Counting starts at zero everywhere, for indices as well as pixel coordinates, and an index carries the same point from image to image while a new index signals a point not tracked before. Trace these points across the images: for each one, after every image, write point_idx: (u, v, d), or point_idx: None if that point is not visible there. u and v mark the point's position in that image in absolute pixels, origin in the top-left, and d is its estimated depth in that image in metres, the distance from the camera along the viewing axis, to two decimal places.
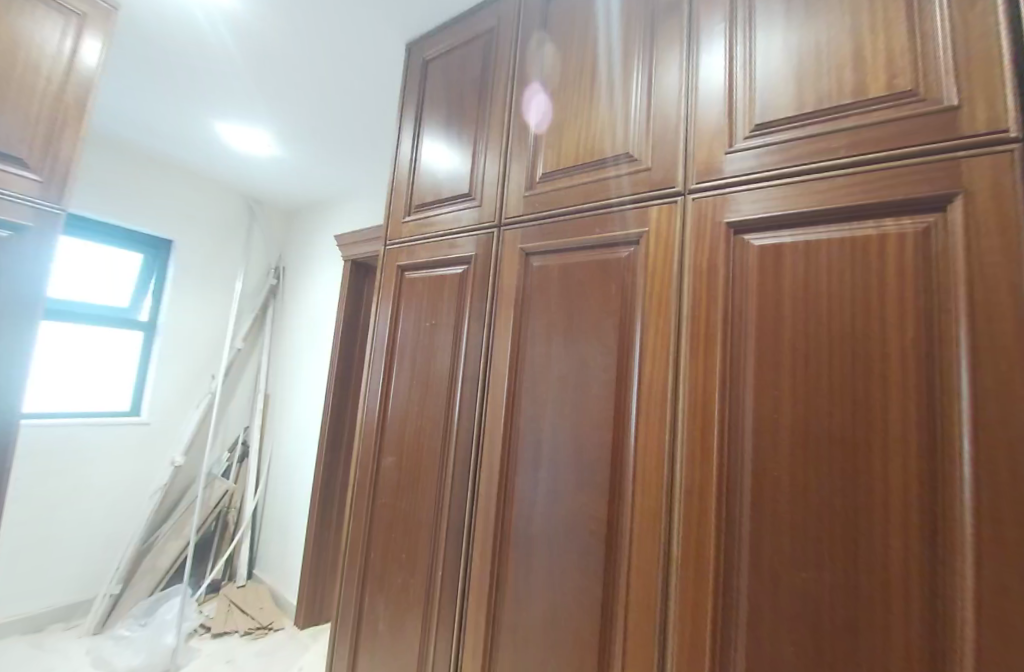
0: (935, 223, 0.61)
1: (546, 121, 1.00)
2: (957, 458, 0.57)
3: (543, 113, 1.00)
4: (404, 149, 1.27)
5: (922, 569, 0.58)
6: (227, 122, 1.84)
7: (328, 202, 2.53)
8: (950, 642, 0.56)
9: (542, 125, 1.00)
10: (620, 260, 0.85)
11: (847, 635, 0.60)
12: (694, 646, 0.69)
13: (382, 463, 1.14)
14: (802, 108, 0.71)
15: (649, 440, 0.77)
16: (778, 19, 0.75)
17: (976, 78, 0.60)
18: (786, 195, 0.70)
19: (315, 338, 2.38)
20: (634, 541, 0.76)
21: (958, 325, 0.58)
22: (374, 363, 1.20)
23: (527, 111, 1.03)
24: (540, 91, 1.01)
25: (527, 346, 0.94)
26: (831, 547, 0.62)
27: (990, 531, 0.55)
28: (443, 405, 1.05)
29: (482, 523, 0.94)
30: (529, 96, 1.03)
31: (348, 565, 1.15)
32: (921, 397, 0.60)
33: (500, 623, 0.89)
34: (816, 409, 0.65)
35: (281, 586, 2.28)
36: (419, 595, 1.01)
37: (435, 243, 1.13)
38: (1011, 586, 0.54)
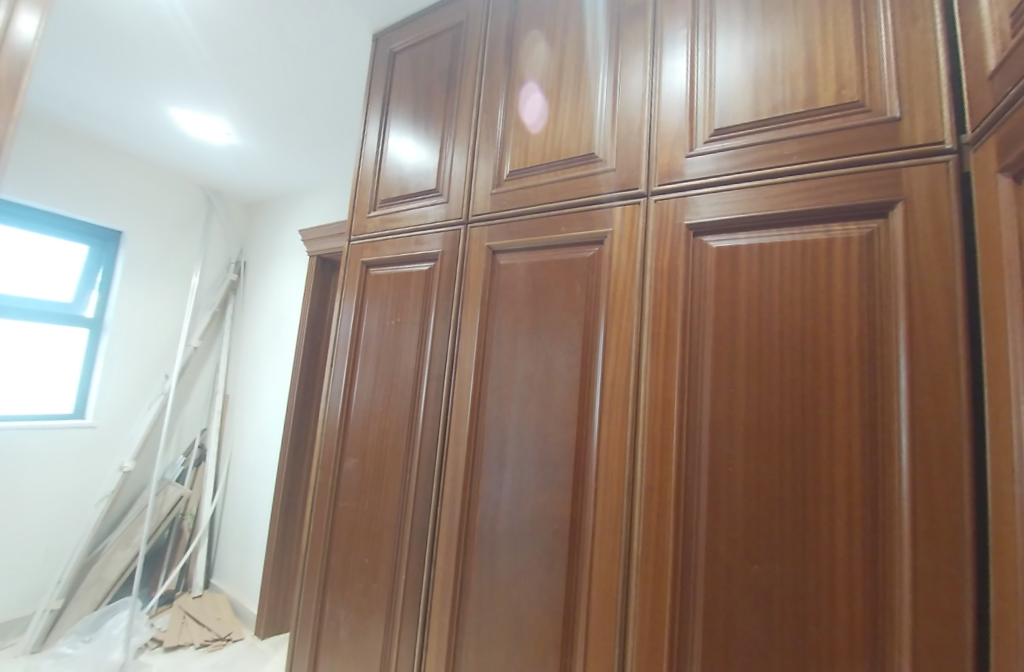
0: (878, 228, 0.65)
1: (543, 121, 0.96)
2: (895, 450, 0.60)
3: (540, 113, 0.97)
4: (370, 142, 1.25)
5: (864, 558, 0.61)
6: (185, 109, 1.77)
7: (292, 195, 2.47)
8: (889, 625, 0.59)
9: (539, 125, 0.96)
10: (586, 259, 0.86)
11: (795, 622, 0.63)
12: (653, 639, 0.71)
13: (345, 464, 1.11)
14: (758, 115, 0.74)
15: (612, 436, 0.78)
16: (738, 27, 0.78)
17: (916, 91, 0.64)
18: (743, 198, 0.73)
19: (278, 336, 2.31)
20: (596, 537, 0.78)
21: (898, 325, 0.62)
22: (337, 362, 1.17)
23: (524, 110, 0.99)
24: (536, 90, 0.98)
25: (493, 345, 0.94)
26: (781, 537, 0.65)
27: (925, 519, 0.58)
28: (407, 404, 1.03)
29: (447, 524, 0.93)
30: (525, 96, 0.99)
31: (308, 571, 1.12)
32: (864, 393, 0.63)
33: (464, 625, 0.88)
34: (767, 406, 0.68)
35: (240, 594, 2.20)
36: (382, 600, 0.99)
37: (401, 239, 1.12)
38: (943, 572, 0.57)
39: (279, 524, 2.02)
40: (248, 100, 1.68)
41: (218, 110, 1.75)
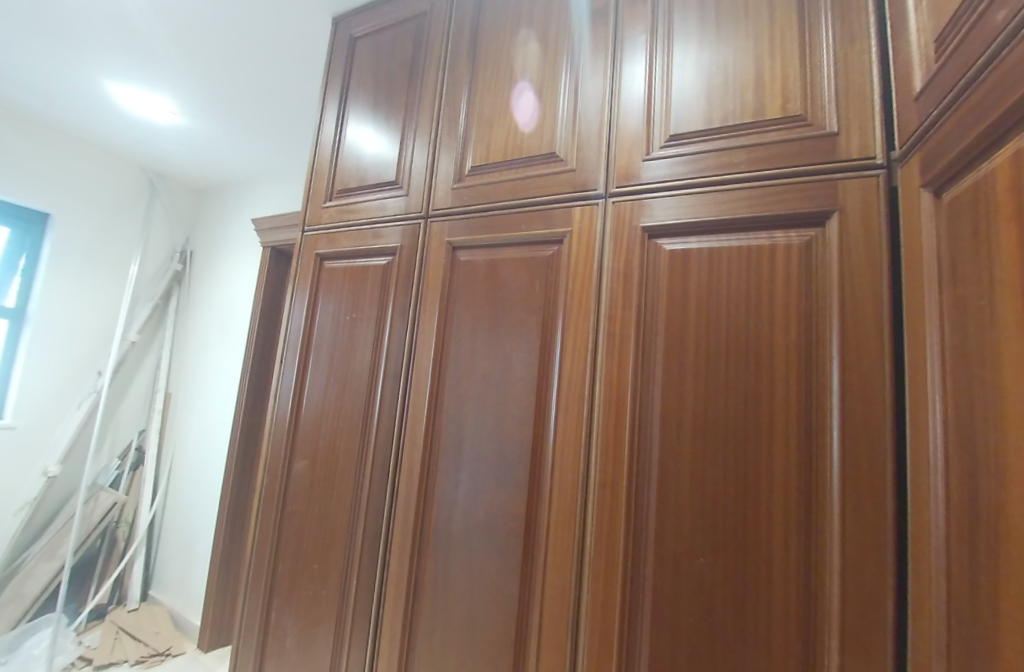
0: (816, 237, 0.69)
1: (535, 121, 0.93)
2: (828, 444, 0.64)
3: (532, 112, 0.94)
4: (328, 129, 1.22)
5: (798, 546, 0.64)
6: (125, 83, 1.66)
7: (244, 183, 2.36)
8: (820, 609, 0.62)
9: (531, 125, 0.93)
10: (545, 258, 0.87)
11: (736, 608, 0.66)
12: (604, 630, 0.73)
13: (294, 467, 1.08)
14: (710, 123, 0.77)
15: (568, 433, 0.80)
16: (694, 37, 0.81)
17: (852, 108, 0.69)
18: (695, 203, 0.76)
19: (226, 332, 2.20)
20: (550, 534, 0.79)
21: (831, 327, 0.66)
22: (287, 359, 1.13)
23: (517, 107, 0.95)
24: (528, 89, 0.95)
25: (452, 343, 0.94)
26: (724, 527, 0.68)
27: (853, 509, 0.62)
28: (362, 401, 1.01)
29: (401, 527, 0.92)
30: (517, 93, 0.96)
31: (253, 580, 1.08)
32: (800, 391, 0.67)
33: (417, 630, 0.87)
34: (714, 402, 0.71)
35: (181, 607, 2.08)
36: (331, 607, 0.96)
37: (358, 232, 1.10)
38: (869, 558, 0.61)
39: (225, 533, 1.91)
40: (196, 78, 1.59)
41: (160, 87, 1.66)
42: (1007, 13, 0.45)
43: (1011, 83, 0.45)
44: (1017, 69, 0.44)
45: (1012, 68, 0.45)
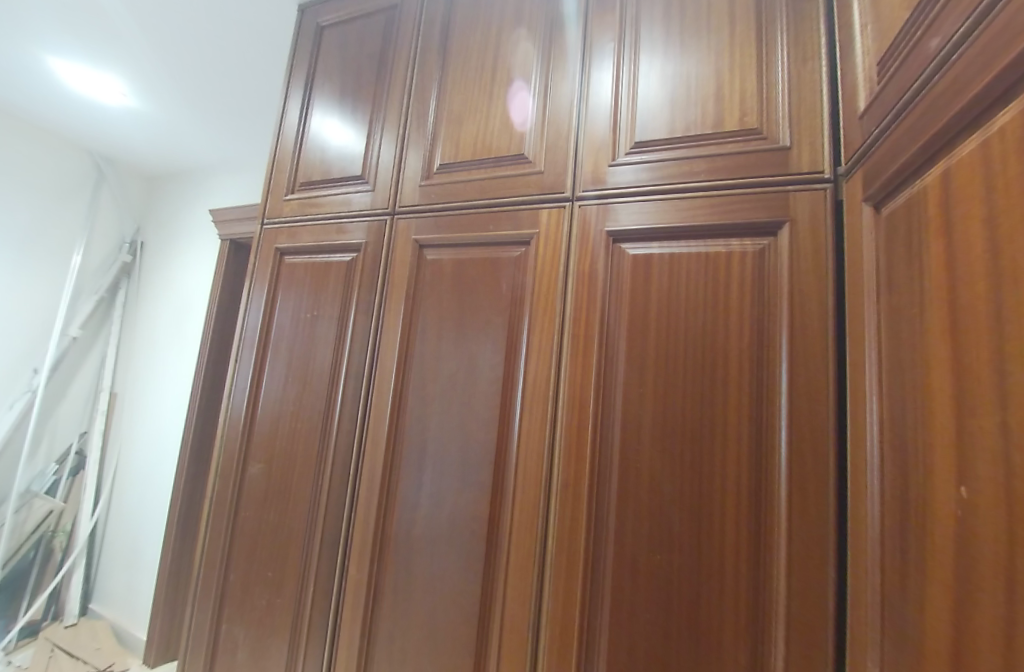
0: (769, 245, 0.72)
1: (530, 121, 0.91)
2: (777, 445, 0.67)
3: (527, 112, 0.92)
4: (291, 119, 1.19)
5: (748, 542, 0.67)
6: (73, 60, 1.57)
7: (202, 173, 2.27)
8: (768, 603, 0.65)
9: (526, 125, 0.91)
10: (511, 259, 0.88)
11: (691, 604, 0.68)
12: (565, 629, 0.73)
13: (248, 470, 1.04)
14: (673, 132, 0.80)
15: (532, 433, 0.81)
16: (659, 48, 0.84)
17: (804, 125, 0.73)
18: (657, 210, 0.78)
19: (179, 329, 2.11)
20: (513, 535, 0.79)
21: (781, 332, 0.69)
22: (243, 358, 1.09)
23: (515, 106, 0.94)
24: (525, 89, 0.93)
25: (417, 342, 0.93)
26: (680, 525, 0.70)
27: (799, 507, 0.65)
28: (323, 401, 0.99)
29: (360, 532, 0.90)
30: (515, 92, 0.94)
31: (201, 591, 1.03)
32: (752, 393, 0.70)
33: (377, 636, 0.85)
34: (672, 404, 0.73)
35: (124, 621, 1.97)
36: (286, 616, 0.93)
37: (321, 226, 1.07)
38: (813, 553, 0.64)
39: (174, 540, 1.81)
40: (152, 58, 1.52)
41: (109, 66, 1.58)
42: (940, 40, 0.48)
43: (941, 106, 0.48)
44: (947, 94, 0.47)
45: (943, 93, 0.48)
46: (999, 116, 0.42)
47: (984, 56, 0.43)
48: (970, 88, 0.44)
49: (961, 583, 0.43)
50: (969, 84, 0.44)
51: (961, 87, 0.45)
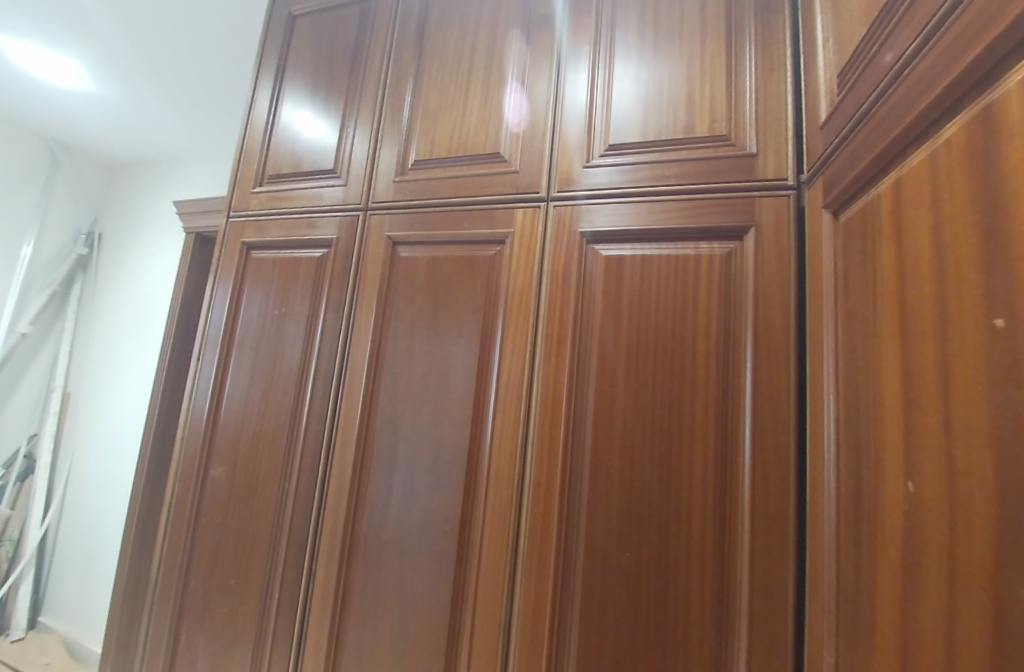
0: (736, 249, 0.74)
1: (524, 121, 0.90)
2: (740, 444, 0.70)
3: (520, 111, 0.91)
4: (260, 109, 1.16)
5: (713, 539, 0.69)
6: (26, 39, 1.49)
7: (165, 163, 2.19)
8: (731, 599, 0.67)
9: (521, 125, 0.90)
10: (486, 258, 0.88)
11: (658, 601, 0.69)
12: (535, 629, 0.74)
13: (211, 472, 1.00)
14: (645, 136, 0.82)
15: (504, 432, 0.81)
16: (633, 52, 0.85)
17: (769, 133, 0.75)
18: (630, 212, 0.80)
19: (139, 327, 2.02)
20: (484, 534, 0.79)
21: (746, 334, 0.72)
22: (205, 356, 1.06)
23: (512, 106, 0.92)
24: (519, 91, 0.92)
25: (389, 341, 0.92)
26: (648, 525, 0.71)
27: (761, 503, 0.67)
28: (290, 400, 0.97)
29: (328, 535, 0.88)
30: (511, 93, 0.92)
31: (159, 600, 0.99)
32: (718, 393, 0.72)
33: (345, 641, 0.84)
34: (642, 404, 0.75)
35: (76, 633, 1.88)
36: (250, 623, 0.91)
37: (291, 221, 1.05)
38: (774, 548, 0.66)
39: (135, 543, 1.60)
40: (113, 39, 1.46)
41: (66, 47, 1.51)
42: (894, 55, 0.51)
43: (895, 118, 0.50)
44: (900, 106, 0.50)
45: (897, 105, 0.50)
46: (946, 129, 0.44)
47: (933, 71, 0.45)
48: (921, 101, 0.46)
49: (907, 576, 0.45)
50: (920, 97, 0.46)
51: (913, 100, 0.48)
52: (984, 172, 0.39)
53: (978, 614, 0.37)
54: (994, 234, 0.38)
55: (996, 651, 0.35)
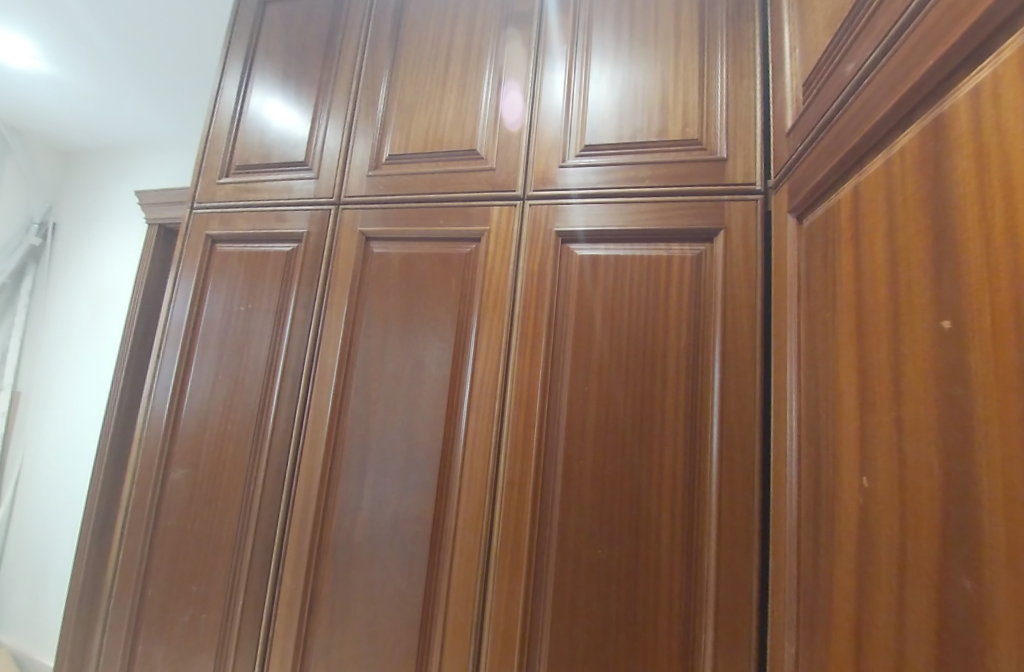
0: (705, 251, 0.76)
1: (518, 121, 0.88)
2: (708, 441, 0.71)
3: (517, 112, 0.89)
4: (227, 96, 1.11)
5: (682, 534, 0.70)
6: None
7: (123, 151, 2.09)
8: (699, 592, 0.68)
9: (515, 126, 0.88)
10: (461, 255, 0.87)
11: (628, 596, 0.71)
12: (508, 628, 0.74)
13: (172, 474, 0.96)
14: (620, 137, 0.83)
15: (479, 431, 0.81)
16: (610, 54, 0.86)
17: (739, 138, 0.77)
18: (605, 213, 0.81)
19: (95, 322, 1.92)
20: (457, 534, 0.79)
21: (714, 334, 0.73)
22: (165, 353, 1.01)
23: (512, 105, 0.89)
24: (517, 91, 0.90)
25: (361, 338, 0.90)
26: (620, 522, 0.72)
27: (727, 499, 0.69)
28: (257, 399, 0.94)
29: (296, 538, 0.86)
30: (512, 92, 0.90)
31: (113, 611, 0.94)
32: (687, 392, 0.73)
33: (314, 645, 0.82)
34: (614, 402, 0.76)
35: (25, 646, 1.78)
36: (214, 629, 0.88)
37: (258, 214, 1.02)
38: (739, 542, 0.68)
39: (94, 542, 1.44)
40: (65, 16, 1.38)
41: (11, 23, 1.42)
42: (855, 66, 0.53)
43: (855, 126, 0.53)
44: (860, 115, 0.52)
45: (856, 114, 0.53)
46: (900, 138, 0.46)
47: (889, 81, 0.47)
48: (878, 110, 0.49)
49: (862, 566, 0.47)
50: (877, 106, 0.49)
51: (871, 109, 0.50)
52: (934, 180, 0.41)
53: (925, 602, 0.39)
54: (944, 239, 0.40)
55: (941, 638, 0.37)
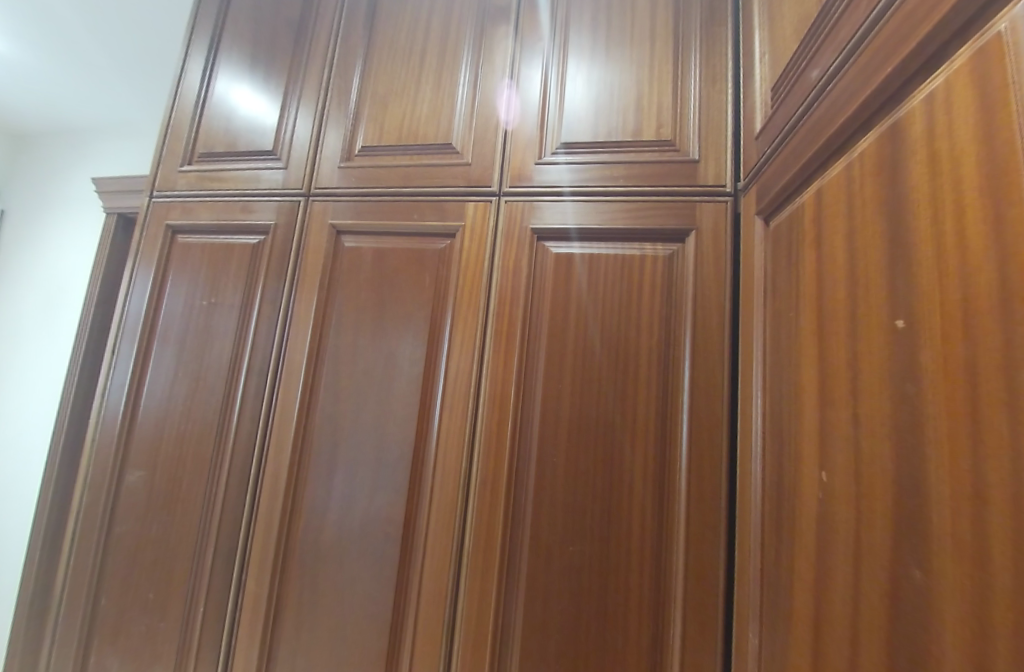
0: (677, 251, 0.77)
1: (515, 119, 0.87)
2: (678, 438, 0.73)
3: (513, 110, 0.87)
4: (191, 80, 1.07)
5: (652, 529, 0.71)
6: None
7: (77, 136, 1.98)
8: (668, 586, 0.70)
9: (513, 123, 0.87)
10: (435, 251, 0.86)
11: (599, 591, 0.71)
12: (479, 626, 0.74)
13: (127, 476, 0.91)
14: (596, 136, 0.83)
15: (452, 428, 0.80)
16: (586, 53, 0.87)
17: (710, 141, 0.79)
18: (579, 211, 0.81)
19: (45, 317, 1.82)
20: (429, 534, 0.78)
21: (685, 333, 0.75)
22: (121, 350, 0.96)
23: (509, 103, 0.88)
24: (511, 90, 0.88)
25: (331, 335, 0.88)
26: (591, 519, 0.73)
27: (696, 494, 0.71)
28: (220, 397, 0.90)
29: (261, 543, 0.83)
30: (506, 90, 0.88)
31: (62, 624, 0.89)
32: (659, 390, 0.75)
33: (279, 651, 0.79)
34: (588, 400, 0.76)
35: None
36: (172, 638, 0.84)
37: (223, 204, 0.98)
38: (706, 536, 0.69)
39: (44, 551, 1.35)
40: None
41: None
42: (820, 71, 0.55)
43: (819, 130, 0.54)
44: (824, 120, 0.54)
45: (821, 119, 0.54)
46: (860, 143, 0.48)
47: (851, 88, 0.49)
48: (840, 116, 0.50)
49: (820, 557, 0.49)
50: (840, 111, 0.50)
51: (834, 114, 0.52)
52: (891, 184, 0.43)
53: (878, 593, 0.41)
54: (898, 241, 0.42)
55: (892, 627, 0.39)
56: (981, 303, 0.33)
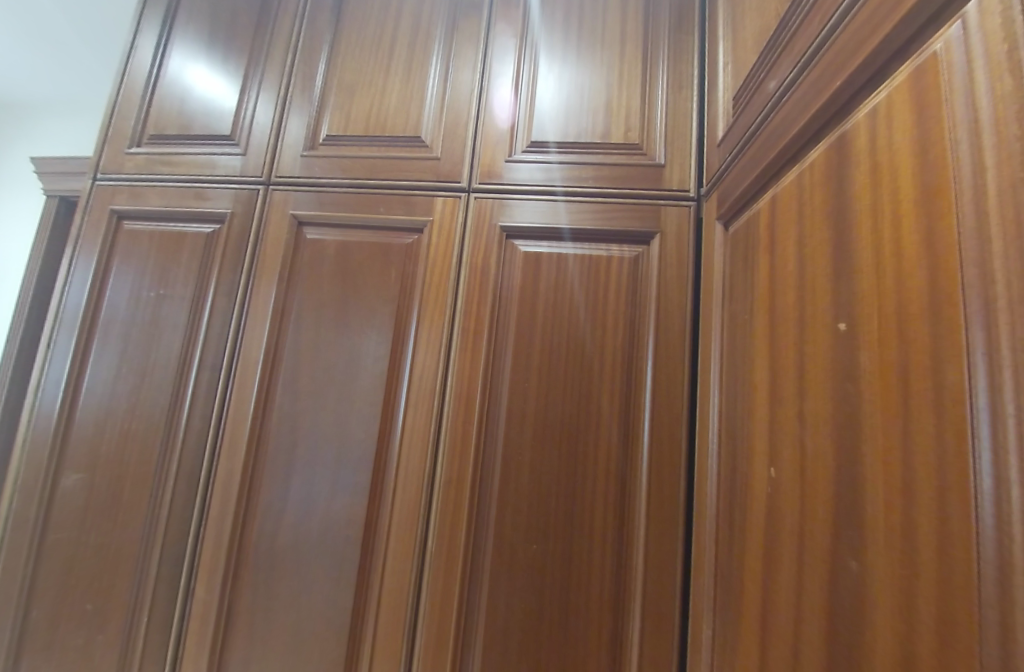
0: (642, 253, 0.79)
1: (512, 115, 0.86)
2: (640, 437, 0.74)
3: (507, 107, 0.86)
4: (143, 56, 1.00)
5: (613, 526, 0.72)
6: None
7: (12, 110, 1.83)
8: (628, 582, 0.71)
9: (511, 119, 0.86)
10: (402, 246, 0.84)
11: (562, 589, 0.72)
12: (441, 626, 0.73)
13: (63, 478, 0.85)
14: (565, 136, 0.84)
15: (416, 426, 0.79)
16: (557, 53, 0.87)
17: (676, 147, 0.81)
18: (548, 210, 0.81)
19: None
20: (391, 535, 0.76)
21: (649, 334, 0.76)
22: (58, 342, 0.89)
23: (500, 101, 0.86)
24: (499, 88, 0.87)
25: (290, 329, 0.85)
26: (554, 517, 0.73)
27: (656, 491, 0.72)
28: (169, 393, 0.85)
29: (211, 547, 0.79)
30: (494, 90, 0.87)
31: None
32: (622, 390, 0.76)
33: (229, 658, 0.76)
34: (553, 399, 0.76)
35: None
36: (112, 648, 0.79)
37: (174, 190, 0.93)
38: (665, 531, 0.71)
39: None
40: None
41: None
42: (777, 82, 0.57)
43: (774, 139, 0.57)
44: (779, 129, 0.56)
45: (776, 128, 0.57)
46: (812, 153, 0.50)
47: (804, 100, 0.51)
48: (793, 127, 0.53)
49: (769, 550, 0.51)
50: (793, 122, 0.53)
51: (788, 124, 0.54)
52: (837, 194, 0.45)
53: (819, 582, 0.43)
54: (843, 248, 0.44)
55: (831, 615, 0.41)
56: (913, 307, 0.35)
